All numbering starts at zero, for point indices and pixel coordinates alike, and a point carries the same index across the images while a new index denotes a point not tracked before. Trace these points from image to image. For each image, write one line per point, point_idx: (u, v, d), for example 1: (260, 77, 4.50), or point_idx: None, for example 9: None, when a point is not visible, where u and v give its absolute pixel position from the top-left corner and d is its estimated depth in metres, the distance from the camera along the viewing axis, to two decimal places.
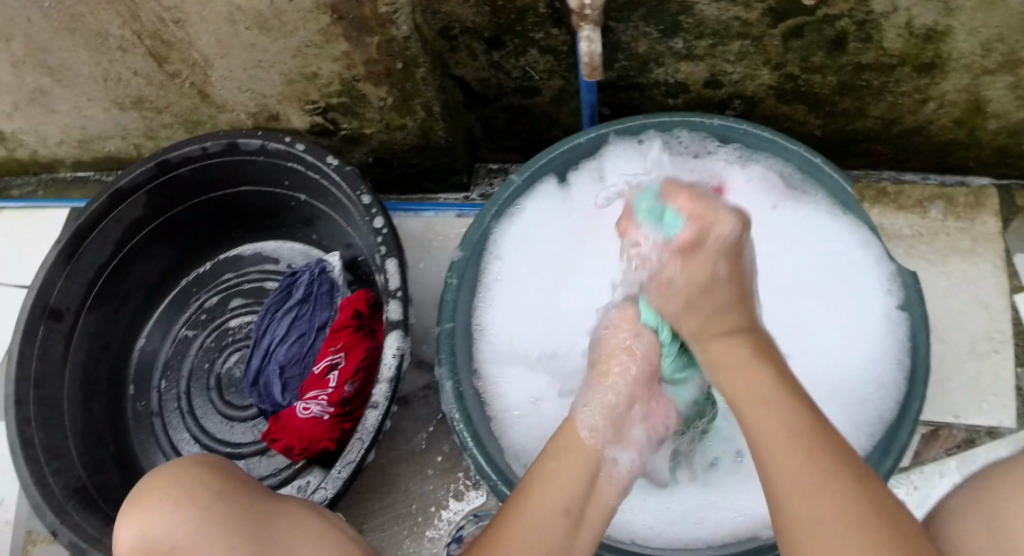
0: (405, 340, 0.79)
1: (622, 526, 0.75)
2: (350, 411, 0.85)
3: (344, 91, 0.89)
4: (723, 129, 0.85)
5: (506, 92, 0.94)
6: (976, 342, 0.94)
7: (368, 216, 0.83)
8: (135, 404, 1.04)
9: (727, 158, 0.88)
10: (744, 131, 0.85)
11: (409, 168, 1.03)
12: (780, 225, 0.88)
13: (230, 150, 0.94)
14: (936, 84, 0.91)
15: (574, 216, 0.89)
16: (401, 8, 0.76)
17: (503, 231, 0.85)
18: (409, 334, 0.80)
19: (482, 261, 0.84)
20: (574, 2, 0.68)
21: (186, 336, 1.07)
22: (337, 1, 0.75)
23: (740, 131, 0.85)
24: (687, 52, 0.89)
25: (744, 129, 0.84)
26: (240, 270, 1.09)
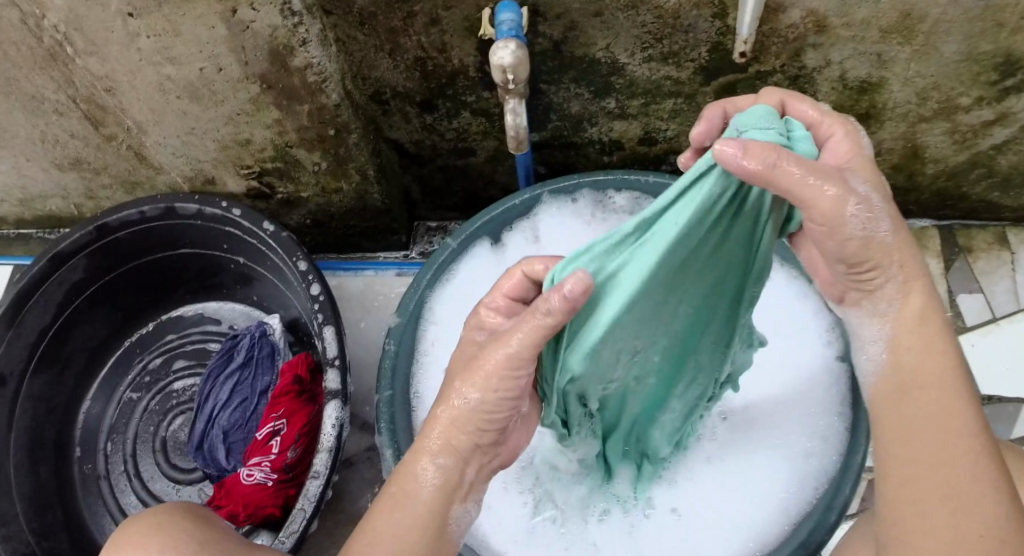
0: (343, 410, 0.78)
1: None
2: (294, 477, 0.85)
3: (277, 156, 0.88)
4: (661, 186, 0.85)
5: (440, 153, 0.94)
6: None
7: (305, 283, 0.83)
8: (82, 468, 1.02)
9: None
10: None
11: (347, 229, 1.03)
12: None
13: (167, 215, 0.94)
14: (873, 133, 0.91)
15: None
16: (331, 76, 0.76)
17: (439, 297, 0.86)
18: (348, 403, 0.80)
19: (418, 329, 0.84)
20: (498, 79, 0.67)
21: (130, 398, 1.06)
22: (267, 71, 0.74)
23: None
24: (620, 111, 0.89)
25: None
26: (183, 331, 1.08)
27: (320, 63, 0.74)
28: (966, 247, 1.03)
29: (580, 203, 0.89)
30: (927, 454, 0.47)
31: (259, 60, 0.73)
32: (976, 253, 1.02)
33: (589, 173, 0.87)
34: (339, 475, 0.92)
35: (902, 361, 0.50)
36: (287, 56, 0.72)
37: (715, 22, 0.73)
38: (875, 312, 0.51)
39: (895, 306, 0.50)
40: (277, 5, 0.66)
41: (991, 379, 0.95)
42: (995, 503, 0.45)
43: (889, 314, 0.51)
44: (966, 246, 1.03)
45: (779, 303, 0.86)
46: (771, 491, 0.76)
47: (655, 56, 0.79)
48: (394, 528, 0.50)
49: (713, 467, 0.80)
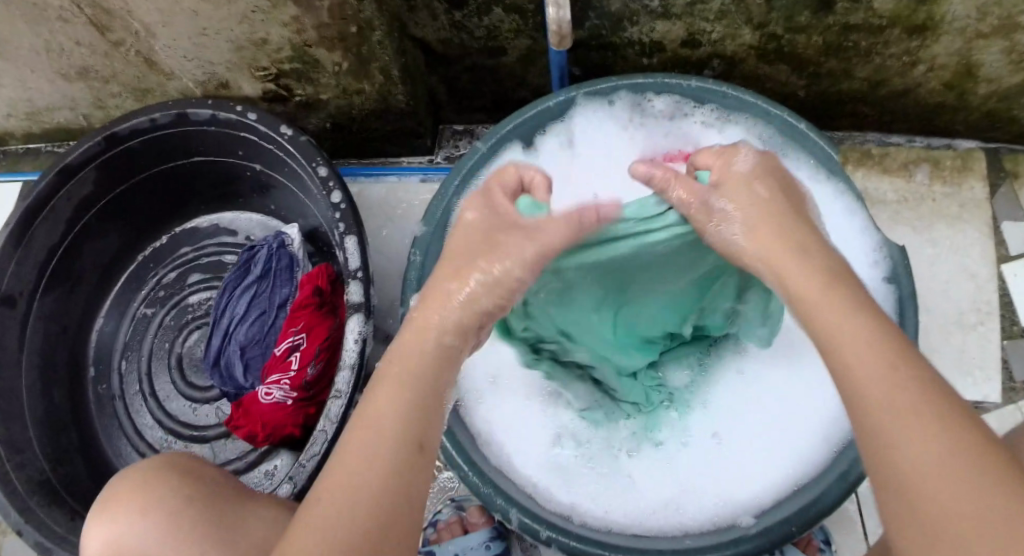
0: (366, 325, 0.74)
1: (589, 514, 0.72)
2: (314, 395, 0.83)
3: (294, 57, 0.83)
4: (700, 91, 0.84)
5: (470, 52, 0.90)
6: (963, 311, 0.92)
7: (325, 190, 0.79)
8: (96, 388, 1.00)
9: (703, 119, 0.88)
10: (722, 93, 0.83)
11: (369, 132, 0.98)
12: None
13: (179, 121, 0.89)
14: (927, 47, 0.87)
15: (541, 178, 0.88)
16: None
17: (468, 203, 0.83)
18: (371, 318, 0.76)
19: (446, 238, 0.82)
20: None
21: (144, 314, 1.02)
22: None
23: (719, 93, 0.83)
24: (663, 10, 0.85)
25: (722, 91, 0.83)
26: (197, 244, 1.03)
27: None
28: (1013, 172, 0.98)
29: (616, 106, 0.88)
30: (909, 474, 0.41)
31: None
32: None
33: (627, 75, 0.85)
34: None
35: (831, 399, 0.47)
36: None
37: None
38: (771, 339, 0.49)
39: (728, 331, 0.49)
40: None
41: None
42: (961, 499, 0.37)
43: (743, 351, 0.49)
44: (1013, 171, 0.98)
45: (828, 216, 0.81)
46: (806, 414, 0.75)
47: None
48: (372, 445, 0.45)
49: (738, 385, 0.78)
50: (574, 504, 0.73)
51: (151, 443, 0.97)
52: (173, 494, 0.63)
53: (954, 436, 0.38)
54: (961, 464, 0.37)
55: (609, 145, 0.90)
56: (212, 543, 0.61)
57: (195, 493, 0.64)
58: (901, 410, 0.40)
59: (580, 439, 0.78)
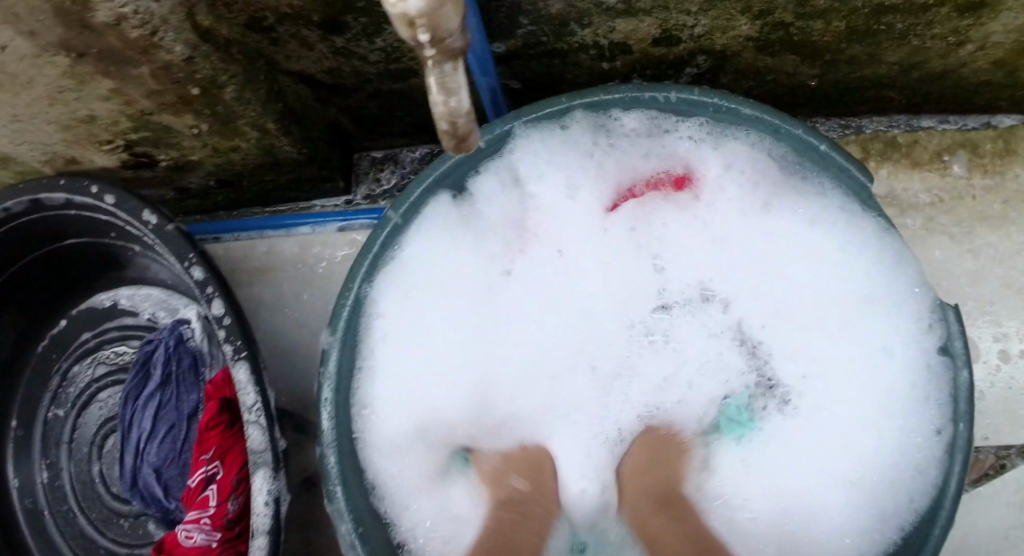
0: (276, 480, 0.60)
1: None
2: (242, 531, 0.71)
3: (139, 127, 0.63)
4: (684, 105, 0.67)
5: (370, 79, 0.69)
6: (1009, 334, 0.80)
7: (204, 298, 0.63)
8: (22, 503, 0.87)
9: (692, 134, 0.70)
10: (712, 105, 0.66)
11: (264, 184, 0.80)
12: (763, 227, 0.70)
13: (37, 209, 0.71)
14: (981, 25, 0.69)
15: (488, 235, 0.72)
16: (164, 25, 0.50)
17: (384, 285, 0.68)
18: (282, 467, 0.61)
19: (363, 330, 0.68)
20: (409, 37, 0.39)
21: (56, 417, 0.88)
22: (66, 37, 0.50)
23: (708, 105, 0.66)
24: (627, 7, 0.68)
25: (712, 102, 0.66)
26: (98, 329, 0.88)
27: (142, 9, 0.48)
28: None
29: (570, 130, 0.70)
30: None
31: (48, 26, 0.49)
32: None
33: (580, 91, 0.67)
34: (308, 499, 0.79)
35: None
36: (82, 10, 0.47)
37: None
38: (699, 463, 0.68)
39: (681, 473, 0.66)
40: None
41: None
42: None
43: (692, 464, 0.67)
44: None
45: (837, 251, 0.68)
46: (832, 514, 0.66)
47: None
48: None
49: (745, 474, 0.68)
50: None
51: None
52: None
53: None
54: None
55: (574, 178, 0.72)
56: None
57: None
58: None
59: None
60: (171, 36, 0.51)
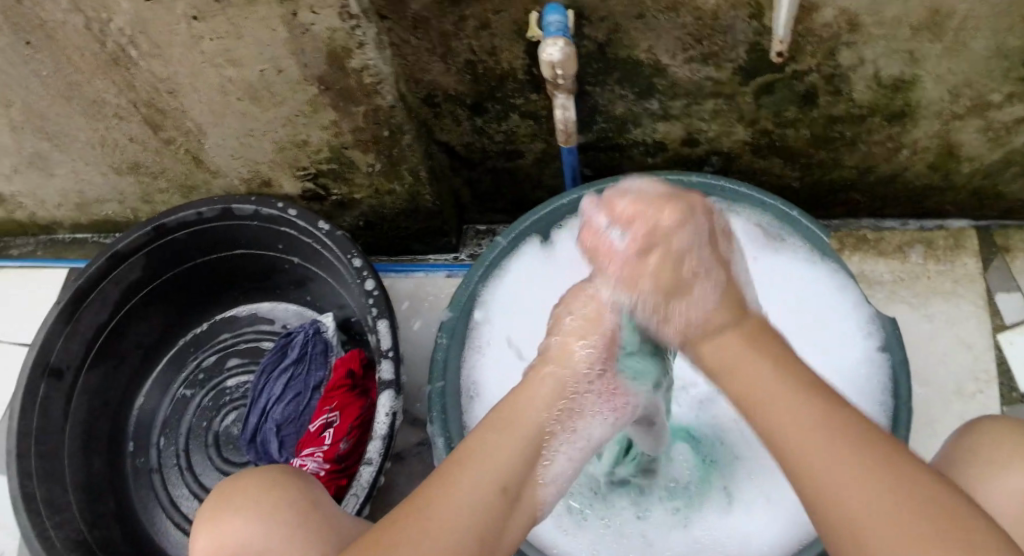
0: (397, 399, 0.80)
1: None
2: (346, 468, 0.85)
3: (332, 158, 0.91)
4: (703, 186, 0.86)
5: (490, 155, 0.95)
6: (962, 381, 0.94)
7: (359, 279, 0.84)
8: (134, 461, 1.05)
9: None
10: (719, 187, 0.86)
11: (399, 231, 1.05)
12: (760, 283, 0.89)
13: (225, 215, 0.96)
14: (908, 131, 0.89)
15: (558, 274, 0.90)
16: (386, 78, 0.78)
17: (491, 292, 0.88)
18: (401, 393, 0.81)
19: (470, 323, 0.86)
20: (547, 75, 0.69)
21: (184, 395, 1.08)
22: (324, 73, 0.77)
23: (718, 187, 0.86)
24: (662, 112, 0.87)
25: (721, 185, 0.85)
26: (237, 331, 1.11)
27: (378, 68, 0.76)
28: (1005, 247, 1.00)
29: None
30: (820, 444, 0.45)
31: (318, 62, 0.75)
32: (1014, 252, 0.99)
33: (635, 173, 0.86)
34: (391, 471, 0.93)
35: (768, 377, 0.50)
36: (344, 58, 0.74)
37: (752, 23, 0.72)
38: (691, 309, 0.55)
39: (728, 325, 0.53)
40: (337, 8, 0.68)
41: None
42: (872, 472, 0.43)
43: (732, 331, 0.53)
44: (1005, 246, 1.00)
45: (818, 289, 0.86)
46: None
47: (695, 56, 0.77)
48: (532, 419, 0.54)
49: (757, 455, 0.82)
50: None
51: (186, 516, 1.01)
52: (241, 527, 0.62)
53: (885, 464, 0.43)
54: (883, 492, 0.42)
55: None
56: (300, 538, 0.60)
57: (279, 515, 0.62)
58: (776, 410, 0.47)
59: (602, 489, 0.82)
60: (388, 88, 0.78)
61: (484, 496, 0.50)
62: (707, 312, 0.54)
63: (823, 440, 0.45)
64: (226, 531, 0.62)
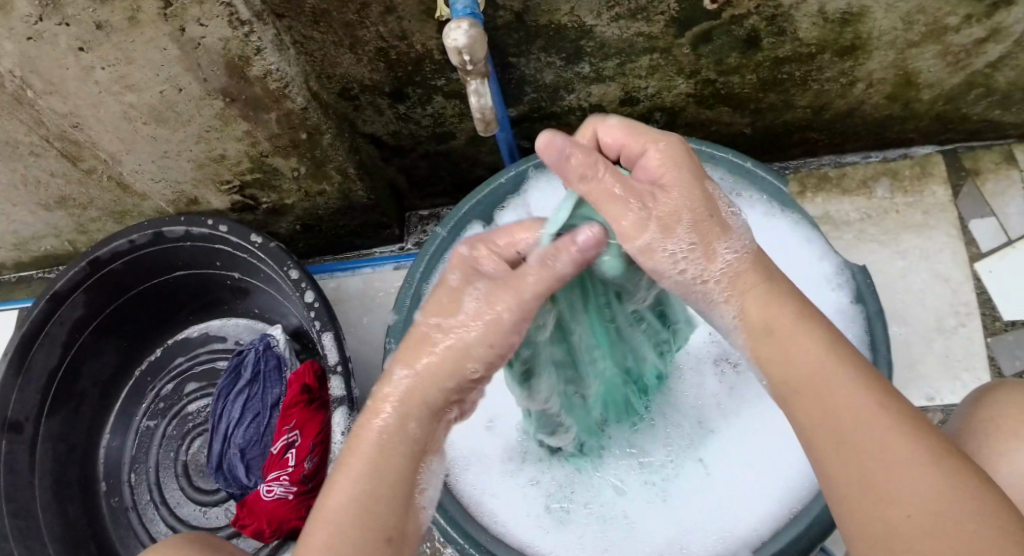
0: (351, 417, 0.76)
1: None
2: (315, 488, 0.83)
3: (255, 167, 0.85)
4: None
5: (420, 141, 0.89)
6: (942, 316, 0.90)
7: (298, 292, 0.80)
8: (109, 501, 1.02)
9: None
10: None
11: (339, 229, 0.99)
12: None
13: (157, 240, 0.92)
14: (862, 65, 0.83)
15: None
16: (292, 80, 0.73)
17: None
18: (356, 409, 0.78)
19: None
20: (455, 61, 0.63)
21: (148, 426, 1.04)
22: (228, 85, 0.71)
23: None
24: (595, 75, 0.81)
25: None
26: (191, 353, 1.07)
27: (280, 69, 0.71)
28: (973, 170, 0.95)
29: None
30: (864, 435, 0.41)
31: (218, 75, 0.70)
32: (984, 175, 0.95)
33: None
34: None
35: (803, 357, 0.45)
36: (244, 66, 0.69)
37: None
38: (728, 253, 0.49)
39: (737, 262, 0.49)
40: (225, 16, 0.64)
41: (1013, 303, 0.90)
42: (923, 465, 0.40)
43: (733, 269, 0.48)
44: (974, 169, 0.96)
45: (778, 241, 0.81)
46: (801, 452, 0.73)
47: (622, 14, 0.71)
48: (406, 434, 0.48)
49: (733, 423, 0.77)
50: None
51: None
52: None
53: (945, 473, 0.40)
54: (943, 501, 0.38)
55: None
56: None
57: None
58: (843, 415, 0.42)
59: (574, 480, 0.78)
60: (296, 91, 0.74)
61: (381, 481, 0.47)
62: (734, 274, 0.48)
63: (888, 445, 0.41)
64: None
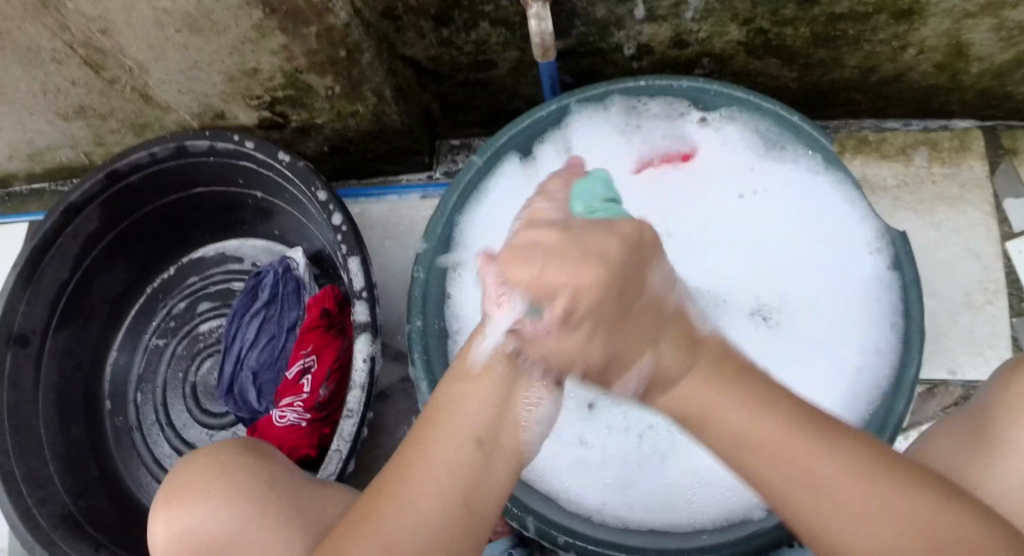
0: (374, 343, 0.74)
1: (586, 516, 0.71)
2: (329, 415, 0.81)
3: (287, 84, 0.83)
4: (693, 92, 0.78)
5: (460, 67, 0.87)
6: (970, 292, 0.90)
7: (326, 214, 0.78)
8: (114, 421, 1.00)
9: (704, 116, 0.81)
10: (713, 91, 0.77)
11: (367, 153, 0.97)
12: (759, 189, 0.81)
13: (179, 152, 0.89)
14: (916, 30, 0.81)
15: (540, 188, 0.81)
16: None
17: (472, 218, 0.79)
18: (379, 336, 0.76)
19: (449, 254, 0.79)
20: None
21: (157, 345, 1.03)
22: None
23: (711, 92, 0.77)
24: (648, 14, 0.78)
25: (714, 90, 0.76)
26: (205, 273, 1.05)
27: None
28: (1012, 149, 0.94)
29: (611, 110, 0.81)
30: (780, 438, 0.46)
31: None
32: (1023, 155, 0.93)
33: (619, 78, 0.77)
34: (374, 408, 0.87)
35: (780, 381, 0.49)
36: None
37: None
38: None
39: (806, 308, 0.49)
40: None
41: None
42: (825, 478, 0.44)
43: None
44: (1012, 148, 0.94)
45: (823, 201, 0.78)
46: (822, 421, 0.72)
47: None
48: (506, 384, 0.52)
49: None
50: (604, 502, 0.72)
51: None
52: (239, 498, 0.60)
53: (912, 493, 0.42)
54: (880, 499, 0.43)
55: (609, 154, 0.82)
56: (285, 508, 0.60)
57: (275, 482, 0.62)
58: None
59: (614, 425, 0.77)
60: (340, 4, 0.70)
61: (454, 462, 0.48)
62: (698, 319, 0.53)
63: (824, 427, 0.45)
64: (193, 515, 0.59)
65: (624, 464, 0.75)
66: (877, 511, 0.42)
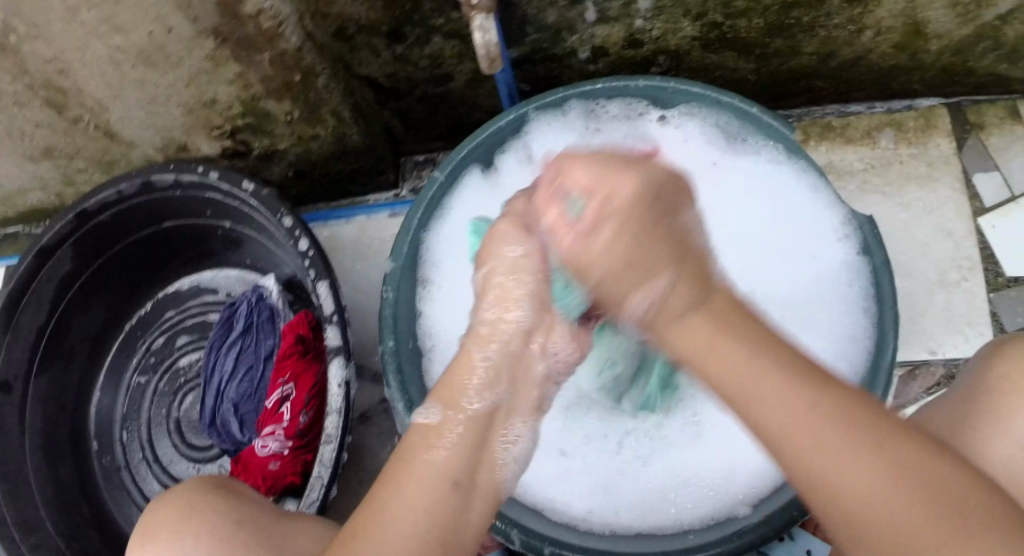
0: (348, 367, 0.74)
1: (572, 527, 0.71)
2: (311, 440, 0.82)
3: (246, 112, 0.83)
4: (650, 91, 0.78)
5: (418, 83, 0.87)
6: (944, 272, 0.90)
7: (293, 240, 0.78)
8: (101, 461, 1.00)
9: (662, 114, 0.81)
10: (670, 89, 0.76)
11: (333, 175, 0.97)
12: (724, 181, 0.81)
13: (145, 188, 0.89)
14: (871, 12, 0.81)
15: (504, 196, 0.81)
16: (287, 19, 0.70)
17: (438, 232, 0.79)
18: (352, 359, 0.75)
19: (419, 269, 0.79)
20: None
21: (139, 382, 1.03)
22: (217, 24, 0.68)
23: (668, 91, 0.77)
24: (599, 16, 0.78)
25: (671, 88, 0.76)
26: (182, 306, 1.04)
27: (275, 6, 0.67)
28: (977, 123, 0.94)
29: (570, 115, 0.81)
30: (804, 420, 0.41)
31: (209, 14, 0.67)
32: (988, 129, 0.93)
33: (575, 83, 0.78)
34: (356, 431, 0.87)
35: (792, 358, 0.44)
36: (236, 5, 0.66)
37: None
38: None
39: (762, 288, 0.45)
40: None
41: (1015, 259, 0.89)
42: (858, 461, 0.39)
43: None
44: (977, 122, 0.94)
45: (788, 189, 0.79)
46: None
47: None
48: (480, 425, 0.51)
49: None
50: (589, 510, 0.72)
51: None
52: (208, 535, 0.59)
53: (911, 457, 0.40)
54: (928, 487, 0.38)
55: None
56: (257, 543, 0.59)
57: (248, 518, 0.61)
58: (753, 398, 0.42)
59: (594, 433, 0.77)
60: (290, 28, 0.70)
61: (434, 498, 0.48)
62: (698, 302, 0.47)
63: (834, 442, 0.40)
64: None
65: (607, 471, 0.75)
66: (911, 499, 0.38)
